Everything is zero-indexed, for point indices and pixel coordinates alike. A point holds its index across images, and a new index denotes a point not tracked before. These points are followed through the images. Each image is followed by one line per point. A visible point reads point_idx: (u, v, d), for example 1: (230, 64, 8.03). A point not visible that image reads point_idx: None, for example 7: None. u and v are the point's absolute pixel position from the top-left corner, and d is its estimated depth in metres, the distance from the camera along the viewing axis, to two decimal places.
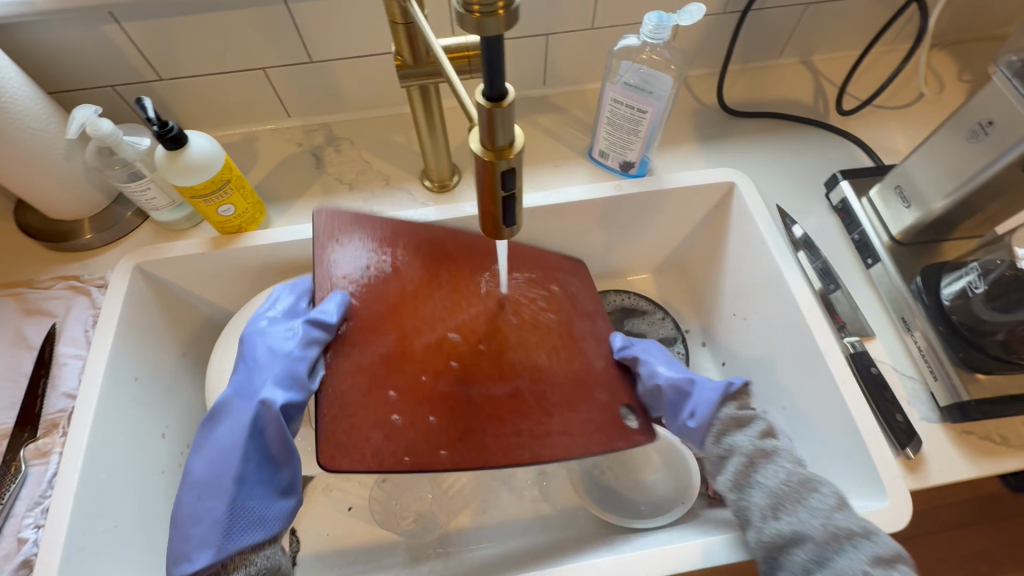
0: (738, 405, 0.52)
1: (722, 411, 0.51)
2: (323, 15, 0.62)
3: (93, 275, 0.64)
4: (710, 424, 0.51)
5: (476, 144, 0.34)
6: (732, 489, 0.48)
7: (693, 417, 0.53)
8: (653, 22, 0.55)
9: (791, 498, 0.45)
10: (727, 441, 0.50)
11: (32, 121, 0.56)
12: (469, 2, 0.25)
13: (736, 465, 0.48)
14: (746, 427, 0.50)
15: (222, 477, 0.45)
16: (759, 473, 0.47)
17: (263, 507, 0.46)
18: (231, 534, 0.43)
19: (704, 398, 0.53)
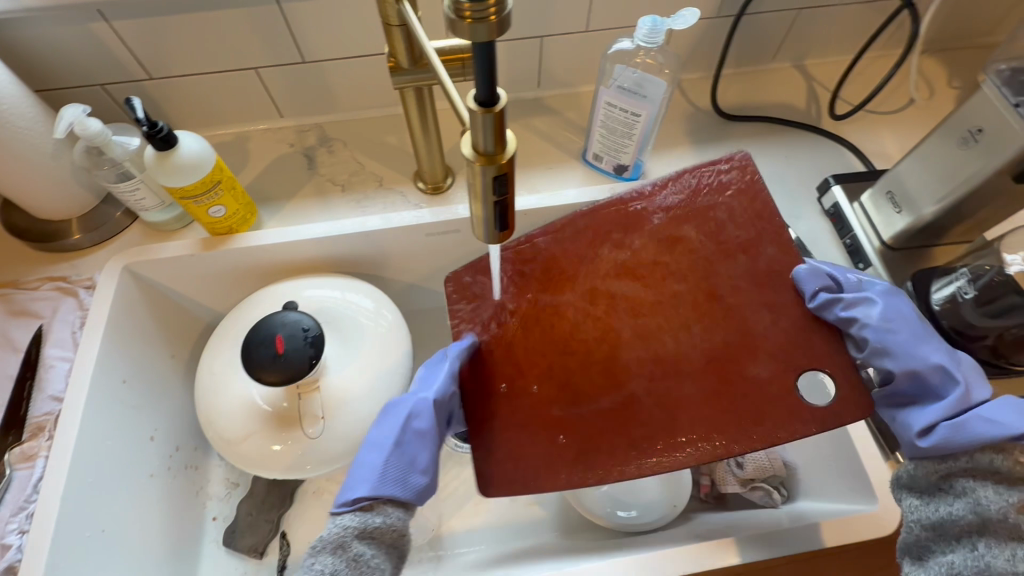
0: (1019, 460, 0.39)
1: (984, 454, 0.39)
2: (316, 15, 0.62)
3: (81, 276, 0.63)
4: (954, 452, 0.40)
5: (468, 149, 0.34)
6: (927, 530, 0.40)
7: (926, 434, 0.41)
8: (648, 26, 0.54)
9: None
10: (960, 485, 0.39)
11: (18, 119, 0.55)
12: (460, 8, 0.25)
13: (956, 513, 0.39)
14: (1007, 486, 0.38)
15: (384, 438, 0.45)
16: (986, 542, 0.38)
17: (408, 473, 0.43)
18: (382, 488, 0.42)
19: (972, 422, 0.40)
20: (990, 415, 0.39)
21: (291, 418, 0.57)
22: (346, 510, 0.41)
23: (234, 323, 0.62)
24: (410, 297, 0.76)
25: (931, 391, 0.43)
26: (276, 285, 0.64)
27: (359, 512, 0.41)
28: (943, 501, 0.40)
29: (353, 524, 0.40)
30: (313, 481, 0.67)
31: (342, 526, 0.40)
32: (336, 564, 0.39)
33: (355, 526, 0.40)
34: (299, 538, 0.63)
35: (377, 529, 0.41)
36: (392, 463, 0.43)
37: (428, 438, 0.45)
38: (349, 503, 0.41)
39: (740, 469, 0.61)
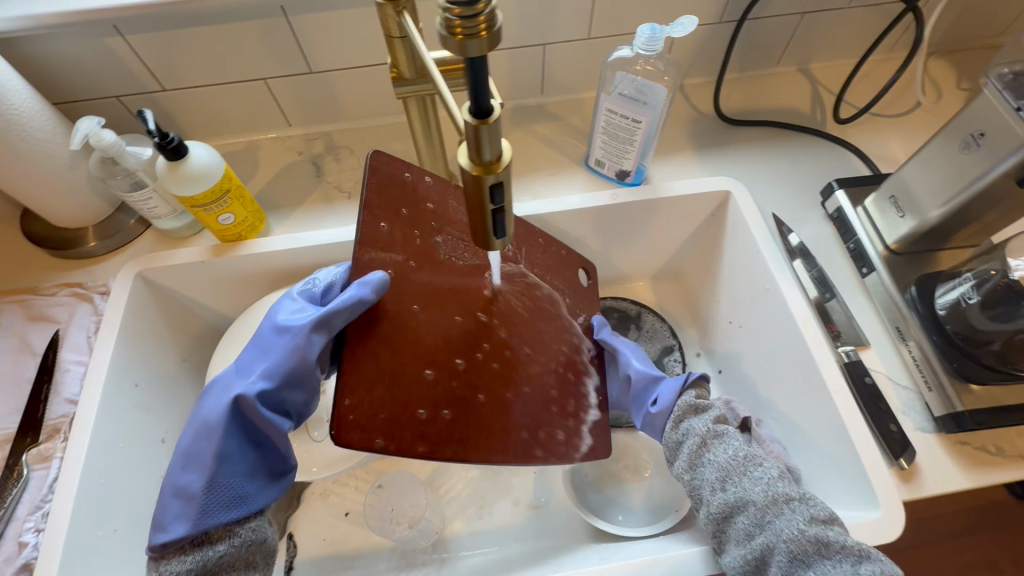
0: (698, 393, 0.55)
1: (682, 395, 0.55)
2: (323, 27, 0.63)
3: (97, 282, 0.65)
4: (671, 410, 0.55)
5: (465, 159, 0.34)
6: (687, 471, 0.51)
7: (656, 404, 0.57)
8: (647, 34, 0.55)
9: (737, 471, 0.48)
10: (684, 426, 0.53)
11: (36, 131, 0.57)
12: (452, 23, 0.26)
13: (691, 446, 0.51)
14: (702, 413, 0.53)
15: (205, 452, 0.45)
16: (711, 452, 0.50)
17: (243, 488, 0.46)
18: (204, 520, 0.43)
19: (666, 387, 0.56)
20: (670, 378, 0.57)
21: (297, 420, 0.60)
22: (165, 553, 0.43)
23: (244, 327, 0.63)
24: None
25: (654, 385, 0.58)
26: (284, 291, 0.65)
27: (188, 553, 0.43)
28: (683, 445, 0.53)
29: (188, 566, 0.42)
30: (320, 483, 0.68)
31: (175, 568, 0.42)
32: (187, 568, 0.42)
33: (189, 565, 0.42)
34: (305, 540, 0.64)
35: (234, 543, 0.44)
36: (226, 484, 0.45)
37: (270, 436, 0.49)
38: (172, 542, 0.43)
39: None
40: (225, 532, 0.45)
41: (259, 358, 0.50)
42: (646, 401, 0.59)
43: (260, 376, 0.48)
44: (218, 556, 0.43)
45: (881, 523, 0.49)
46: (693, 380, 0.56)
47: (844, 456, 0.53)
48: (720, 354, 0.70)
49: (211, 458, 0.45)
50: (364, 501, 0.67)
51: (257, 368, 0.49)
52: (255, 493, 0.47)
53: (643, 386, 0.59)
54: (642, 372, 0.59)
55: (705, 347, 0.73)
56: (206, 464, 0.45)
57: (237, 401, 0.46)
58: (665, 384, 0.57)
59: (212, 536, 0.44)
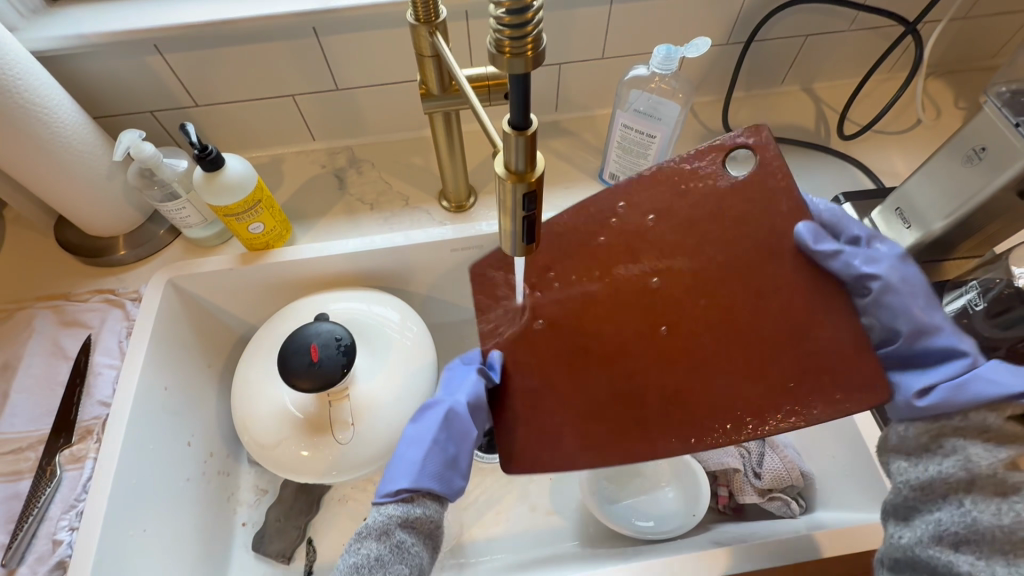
0: (1009, 416, 0.41)
1: (979, 413, 0.41)
2: (350, 48, 0.66)
3: (127, 288, 0.67)
4: (942, 412, 0.43)
5: (500, 167, 0.36)
6: (916, 491, 0.42)
7: (922, 395, 0.44)
8: (662, 54, 0.58)
9: (989, 537, 0.38)
10: (951, 444, 0.42)
11: (79, 144, 0.60)
12: (501, 43, 0.28)
13: (941, 472, 0.41)
14: (996, 445, 0.40)
15: (423, 436, 0.50)
16: (973, 498, 0.39)
17: (449, 474, 0.49)
18: (421, 483, 0.48)
19: (978, 385, 0.42)
20: (991, 375, 0.42)
21: (322, 424, 0.60)
22: (388, 501, 0.47)
23: (273, 331, 0.65)
24: (433, 311, 0.79)
25: (931, 356, 0.47)
26: (309, 298, 0.67)
27: (402, 503, 0.47)
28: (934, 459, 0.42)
29: (396, 513, 0.47)
30: (339, 488, 0.69)
31: (387, 515, 0.46)
32: (378, 550, 0.45)
33: (398, 515, 0.46)
34: (325, 543, 0.65)
35: (418, 519, 0.47)
36: (435, 459, 0.49)
37: (462, 445, 0.51)
38: (393, 495, 0.47)
39: (759, 479, 0.61)
40: (423, 501, 0.48)
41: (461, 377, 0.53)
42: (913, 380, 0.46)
43: (464, 393, 0.50)
44: (398, 541, 0.45)
45: None
46: (1023, 400, 0.40)
47: None
48: None
49: (429, 439, 0.49)
50: None
51: (461, 385, 0.51)
52: (453, 477, 0.49)
53: (919, 348, 0.47)
54: (935, 338, 0.46)
55: None
56: (426, 446, 0.49)
57: (447, 411, 0.50)
58: (958, 370, 0.44)
59: (413, 498, 0.48)
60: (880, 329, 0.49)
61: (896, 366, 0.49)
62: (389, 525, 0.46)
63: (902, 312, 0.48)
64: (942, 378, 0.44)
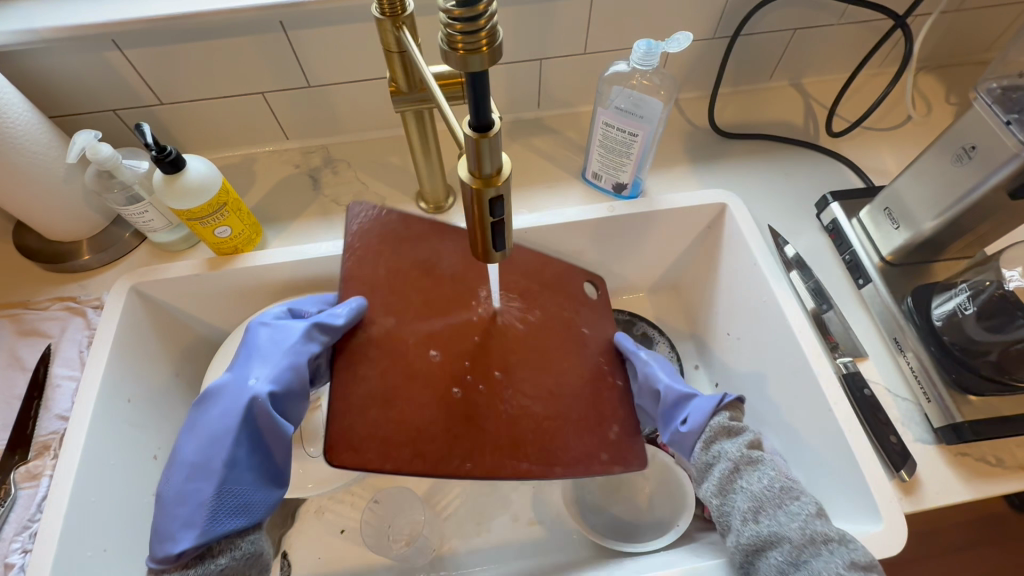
0: (731, 415, 0.52)
1: (711, 419, 0.52)
2: (321, 43, 0.64)
3: (90, 296, 0.64)
4: (701, 430, 0.52)
5: (465, 172, 0.34)
6: (716, 496, 0.49)
7: (685, 423, 0.53)
8: (642, 49, 0.56)
9: (768, 501, 0.46)
10: (715, 449, 0.50)
11: (33, 146, 0.57)
12: (452, 40, 0.26)
13: (722, 471, 0.49)
14: (735, 436, 0.51)
15: (212, 464, 0.45)
16: (745, 477, 0.48)
17: (249, 494, 0.46)
18: (213, 528, 0.43)
19: (698, 405, 0.53)
20: (701, 397, 0.54)
21: None
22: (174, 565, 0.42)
23: (242, 339, 0.62)
24: None
25: (683, 397, 0.55)
26: (282, 303, 0.65)
27: (189, 566, 0.42)
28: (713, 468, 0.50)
29: None
30: (315, 499, 0.66)
31: None
32: None
33: None
34: (299, 558, 0.63)
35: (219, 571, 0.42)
36: (234, 488, 0.45)
37: (275, 449, 0.49)
38: (176, 556, 0.42)
39: None
40: (226, 545, 0.44)
41: (258, 363, 0.51)
42: (676, 418, 0.55)
43: (264, 379, 0.49)
44: None
45: (885, 535, 0.48)
46: (729, 401, 0.53)
47: (846, 470, 0.52)
48: (718, 367, 0.70)
49: (220, 462, 0.45)
50: (361, 518, 0.66)
51: (259, 370, 0.50)
52: (260, 498, 0.46)
53: (676, 402, 0.55)
54: (676, 388, 0.55)
55: (703, 359, 0.73)
56: (216, 474, 0.45)
57: (249, 406, 0.47)
58: (697, 403, 0.54)
59: (212, 549, 0.43)
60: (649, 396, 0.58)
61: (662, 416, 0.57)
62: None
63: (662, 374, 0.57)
64: (704, 407, 0.53)
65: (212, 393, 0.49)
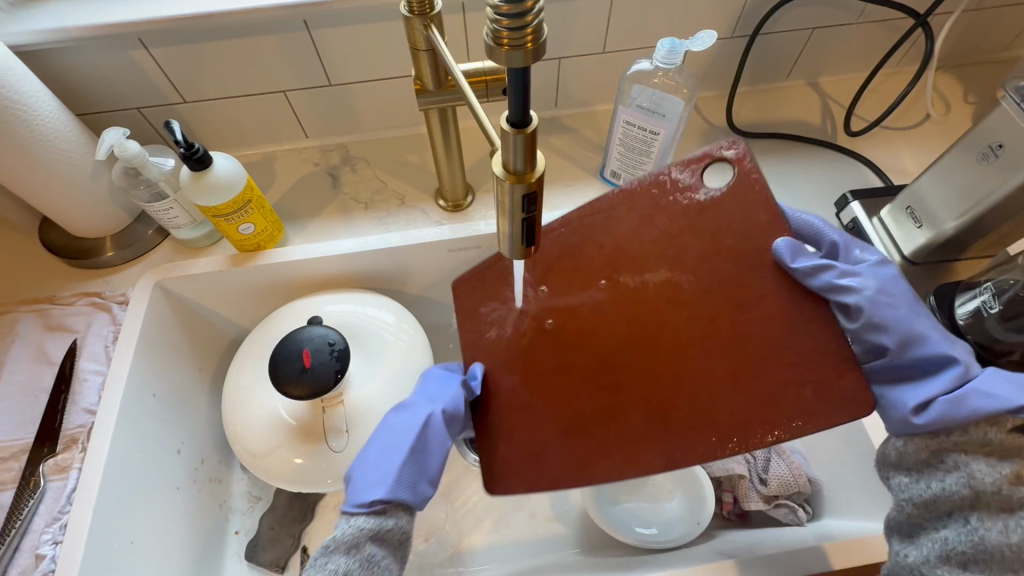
0: (1015, 428, 0.40)
1: (980, 429, 0.41)
2: (344, 42, 0.64)
3: (114, 291, 0.65)
4: (944, 428, 0.42)
5: (499, 168, 0.35)
6: (920, 506, 0.42)
7: (921, 412, 0.43)
8: (666, 47, 0.56)
9: (995, 557, 0.38)
10: (952, 461, 0.41)
11: (61, 143, 0.58)
12: (498, 35, 0.26)
13: (951, 491, 0.40)
14: (997, 460, 0.40)
15: (399, 444, 0.47)
16: (978, 515, 0.39)
17: (419, 480, 0.47)
18: (396, 492, 0.45)
19: (972, 398, 0.41)
20: (987, 389, 0.41)
21: (314, 431, 0.58)
22: (359, 511, 0.44)
23: (265, 335, 0.63)
24: (430, 312, 0.77)
25: (927, 365, 0.46)
26: (302, 300, 0.65)
27: (373, 515, 0.44)
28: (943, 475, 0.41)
29: (366, 526, 0.43)
30: (334, 495, 0.67)
31: (358, 528, 0.43)
32: (348, 564, 0.42)
33: (369, 528, 0.43)
34: None
35: (389, 532, 0.44)
36: (410, 469, 0.46)
37: (438, 455, 0.48)
38: (365, 504, 0.44)
39: (765, 485, 0.60)
40: (394, 512, 0.45)
41: (441, 384, 0.51)
42: (907, 396, 0.45)
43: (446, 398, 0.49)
44: (370, 555, 0.42)
45: None
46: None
47: None
48: None
49: (407, 448, 0.47)
50: None
51: (439, 390, 0.50)
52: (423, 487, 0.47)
53: (921, 362, 0.46)
54: (920, 349, 0.46)
55: None
56: (402, 453, 0.46)
57: (427, 416, 0.48)
58: (948, 386, 0.43)
59: (388, 510, 0.45)
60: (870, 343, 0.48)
61: (885, 378, 0.48)
62: (360, 538, 0.43)
63: (889, 325, 0.47)
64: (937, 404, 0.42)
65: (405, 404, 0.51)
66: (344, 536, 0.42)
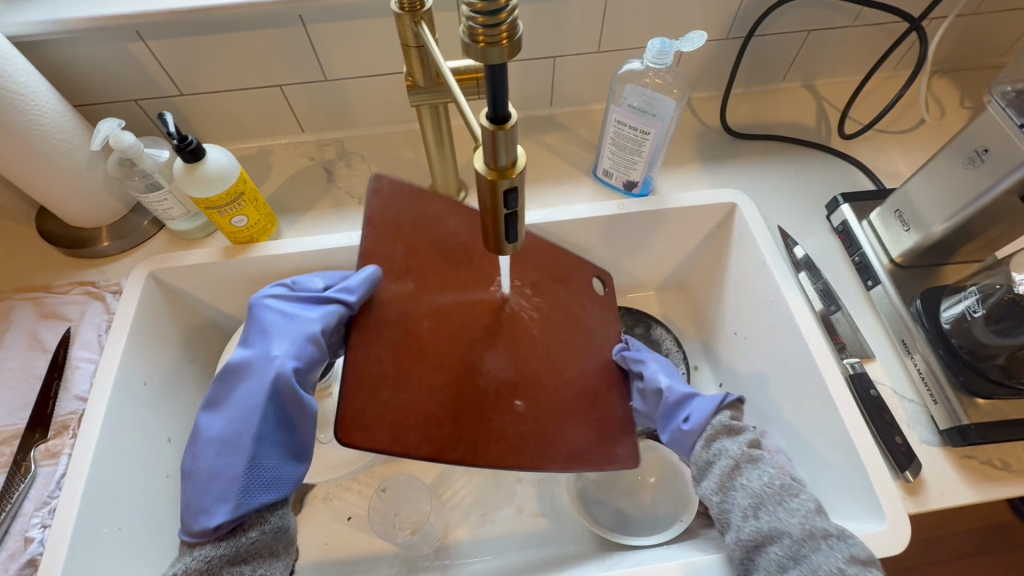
0: (733, 415, 0.54)
1: (717, 417, 0.53)
2: (338, 38, 0.65)
3: (109, 281, 0.66)
4: (703, 428, 0.53)
5: (480, 164, 0.35)
6: (717, 493, 0.50)
7: (688, 421, 0.55)
8: (657, 47, 0.56)
9: (768, 498, 0.47)
10: (717, 446, 0.52)
11: (58, 133, 0.58)
12: (474, 33, 0.27)
13: (723, 468, 0.50)
14: (736, 435, 0.52)
15: (238, 436, 0.47)
16: (745, 475, 0.49)
17: (275, 466, 0.48)
18: (244, 504, 0.45)
19: (700, 406, 0.55)
20: (703, 402, 0.55)
21: None
22: (208, 539, 0.44)
23: None
24: None
25: (686, 397, 0.56)
26: None
27: (222, 539, 0.45)
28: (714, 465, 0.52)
29: (219, 552, 0.44)
30: (322, 486, 0.68)
31: (205, 559, 0.44)
32: None
33: (222, 553, 0.44)
34: (306, 544, 0.64)
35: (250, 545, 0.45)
36: (263, 458, 0.48)
37: (302, 427, 0.50)
38: (210, 530, 0.44)
39: None
40: (257, 519, 0.46)
41: (274, 340, 0.51)
42: (676, 417, 0.56)
43: (287, 354, 0.50)
44: None
45: (888, 536, 0.48)
46: (731, 402, 0.55)
47: (852, 469, 0.52)
48: (723, 367, 0.71)
49: (249, 438, 0.47)
50: (367, 505, 0.67)
51: (277, 345, 0.51)
52: (283, 470, 0.48)
53: (683, 407, 0.56)
54: (677, 389, 0.56)
55: (708, 358, 0.73)
56: (246, 446, 0.47)
57: (274, 381, 0.48)
58: (698, 403, 0.55)
59: (245, 524, 0.46)
60: (653, 395, 0.58)
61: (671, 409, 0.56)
62: (216, 563, 0.44)
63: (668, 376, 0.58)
64: (698, 409, 0.55)
65: (235, 367, 0.50)
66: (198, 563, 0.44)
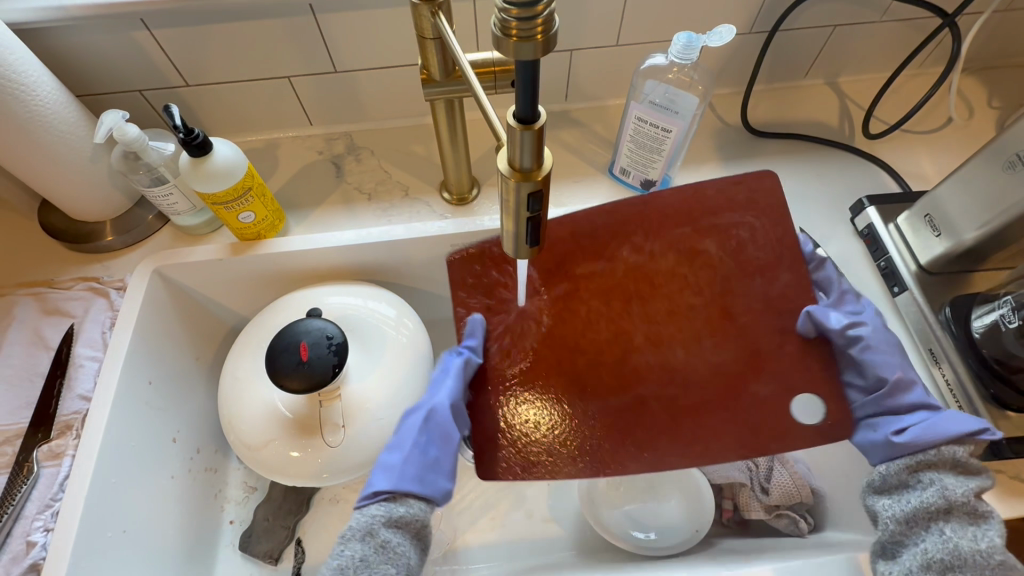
0: (973, 450, 0.45)
1: (949, 448, 0.45)
2: (350, 28, 0.63)
3: (113, 277, 0.64)
4: (920, 450, 0.45)
5: (504, 164, 0.33)
6: (899, 522, 0.44)
7: (900, 433, 0.47)
8: (682, 42, 0.54)
9: (971, 563, 0.41)
10: (927, 477, 0.44)
11: (60, 123, 0.56)
12: (507, 26, 0.25)
13: (920, 504, 0.44)
14: (965, 476, 0.44)
15: (402, 442, 0.50)
16: (951, 525, 0.42)
17: (434, 475, 0.48)
18: (400, 483, 0.47)
19: (940, 425, 0.45)
20: (959, 419, 0.46)
21: (312, 425, 0.57)
22: (370, 501, 0.46)
23: (262, 325, 0.62)
24: (430, 306, 0.76)
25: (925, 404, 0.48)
26: (300, 292, 0.64)
27: (384, 505, 0.46)
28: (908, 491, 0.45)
29: (380, 514, 0.46)
30: (329, 488, 0.66)
31: (370, 516, 0.46)
32: (363, 551, 0.44)
33: (382, 515, 0.46)
34: (312, 548, 0.63)
35: (401, 519, 0.46)
36: (414, 464, 0.48)
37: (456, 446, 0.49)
38: (373, 496, 0.47)
39: (767, 495, 0.59)
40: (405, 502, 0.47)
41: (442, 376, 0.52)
42: (881, 421, 0.48)
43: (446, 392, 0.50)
44: (384, 541, 0.44)
45: None
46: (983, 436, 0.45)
47: None
48: None
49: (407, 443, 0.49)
50: None
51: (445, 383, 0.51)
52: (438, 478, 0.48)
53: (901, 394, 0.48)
54: (912, 396, 0.48)
55: None
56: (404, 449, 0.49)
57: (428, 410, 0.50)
58: (915, 417, 0.47)
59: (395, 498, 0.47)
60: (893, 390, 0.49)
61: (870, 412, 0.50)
62: (374, 526, 0.45)
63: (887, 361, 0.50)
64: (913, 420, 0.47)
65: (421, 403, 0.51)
66: (358, 525, 0.45)
